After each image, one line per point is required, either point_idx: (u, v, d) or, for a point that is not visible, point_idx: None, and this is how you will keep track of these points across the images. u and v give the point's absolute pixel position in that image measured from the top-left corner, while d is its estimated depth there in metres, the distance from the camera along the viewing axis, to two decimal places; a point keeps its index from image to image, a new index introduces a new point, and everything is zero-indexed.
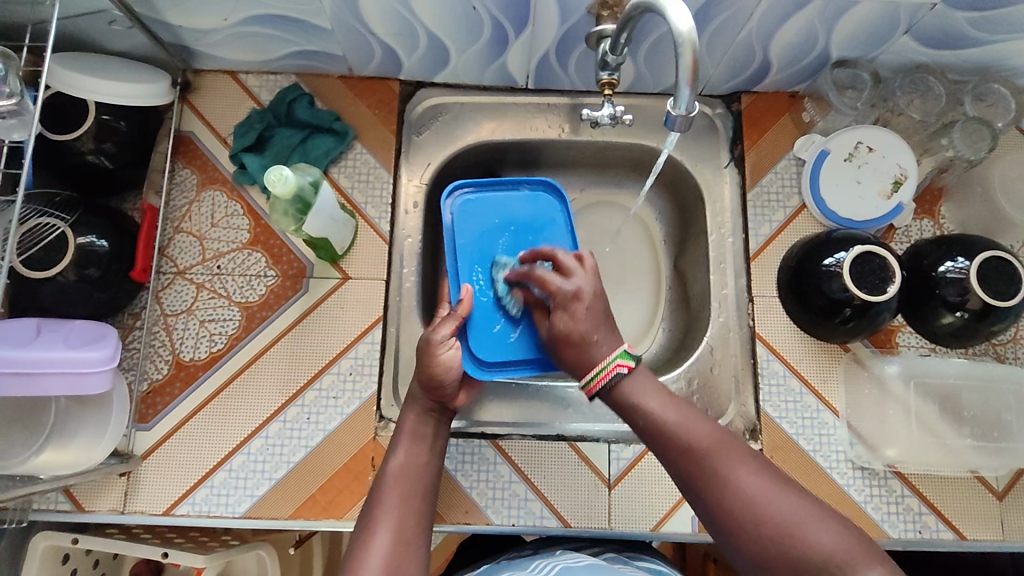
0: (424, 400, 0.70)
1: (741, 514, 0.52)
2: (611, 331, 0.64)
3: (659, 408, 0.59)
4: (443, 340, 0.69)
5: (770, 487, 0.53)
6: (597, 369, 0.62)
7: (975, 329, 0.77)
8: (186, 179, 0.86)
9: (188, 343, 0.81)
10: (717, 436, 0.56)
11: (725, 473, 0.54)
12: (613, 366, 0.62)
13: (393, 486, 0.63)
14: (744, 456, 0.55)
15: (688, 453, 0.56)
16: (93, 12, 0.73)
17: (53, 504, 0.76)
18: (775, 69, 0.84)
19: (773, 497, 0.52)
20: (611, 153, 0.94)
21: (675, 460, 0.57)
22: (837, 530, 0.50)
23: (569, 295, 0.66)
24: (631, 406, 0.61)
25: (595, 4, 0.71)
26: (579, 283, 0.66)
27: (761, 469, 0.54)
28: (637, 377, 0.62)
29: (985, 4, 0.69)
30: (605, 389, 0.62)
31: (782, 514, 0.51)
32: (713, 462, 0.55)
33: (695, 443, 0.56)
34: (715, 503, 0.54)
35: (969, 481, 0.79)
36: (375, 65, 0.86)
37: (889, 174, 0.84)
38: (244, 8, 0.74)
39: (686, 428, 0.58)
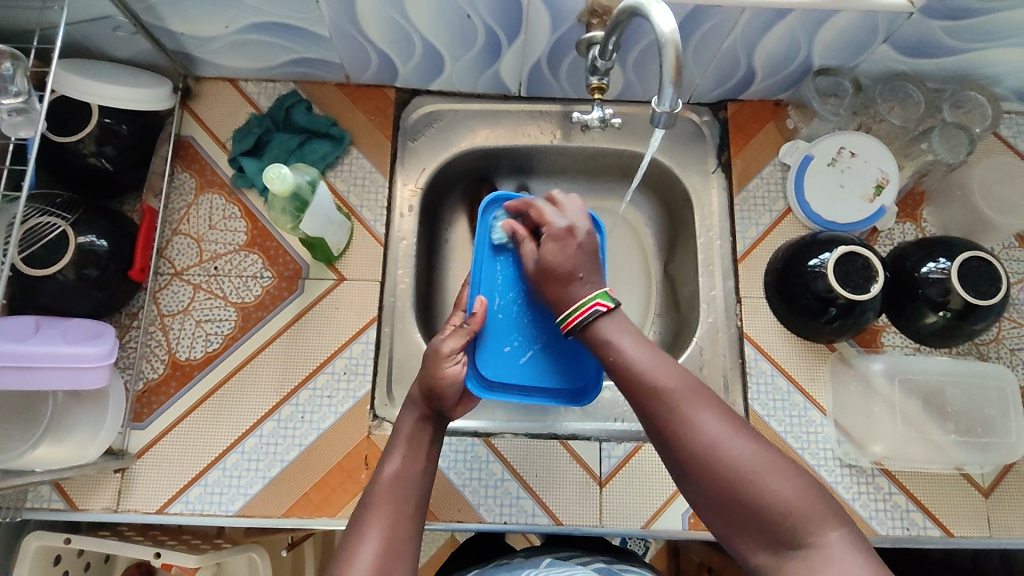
0: (423, 404, 0.68)
1: (705, 455, 0.53)
2: (595, 272, 0.65)
3: (627, 347, 0.59)
4: (452, 354, 0.67)
5: (734, 432, 0.54)
6: (576, 305, 0.62)
7: (958, 328, 0.79)
8: (185, 182, 0.88)
9: (184, 343, 0.82)
10: (684, 378, 0.57)
11: (690, 419, 0.54)
12: (592, 304, 0.61)
13: (386, 495, 0.61)
14: (710, 403, 0.55)
15: (654, 393, 0.56)
16: (98, 18, 0.75)
17: (46, 503, 0.76)
18: (760, 78, 0.87)
19: (736, 445, 0.53)
20: (602, 159, 0.96)
21: (640, 397, 0.57)
22: (797, 480, 0.52)
23: (562, 230, 0.67)
24: (602, 341, 0.60)
25: (585, 13, 0.73)
26: (573, 221, 0.68)
27: (727, 416, 0.55)
28: (614, 317, 0.61)
29: (959, 13, 0.72)
30: (581, 325, 0.62)
31: (744, 462, 0.52)
32: (679, 405, 0.55)
33: (661, 382, 0.56)
34: (679, 444, 0.54)
35: (955, 477, 0.81)
36: (372, 72, 0.89)
37: (872, 178, 0.87)
38: (246, 16, 0.77)
39: (655, 367, 0.57)
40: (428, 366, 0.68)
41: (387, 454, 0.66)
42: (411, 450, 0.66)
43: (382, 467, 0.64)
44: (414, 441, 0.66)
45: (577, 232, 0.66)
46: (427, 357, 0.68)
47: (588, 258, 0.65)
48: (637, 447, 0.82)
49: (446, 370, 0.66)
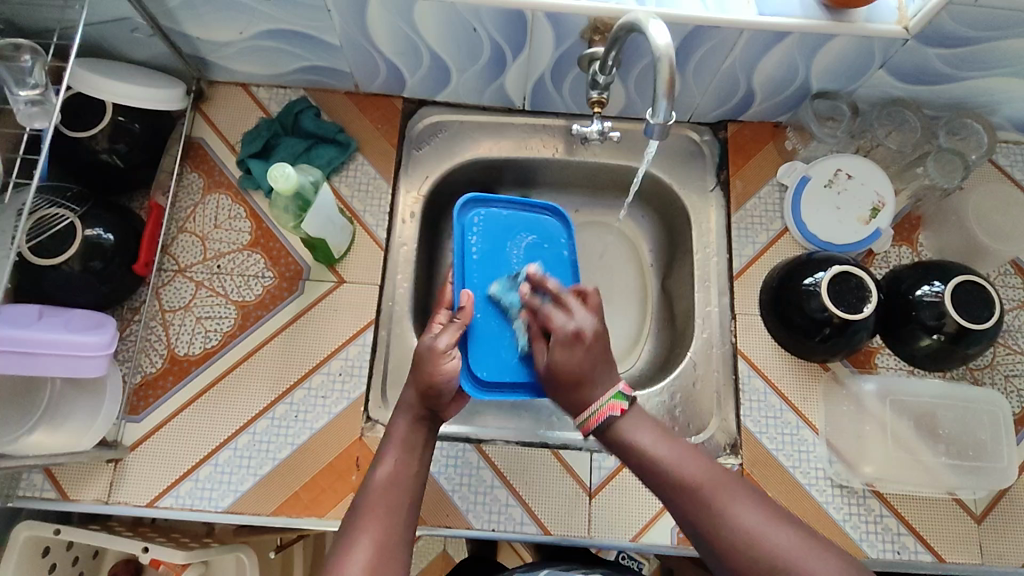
0: (415, 406, 0.67)
1: (747, 552, 0.54)
2: (605, 369, 0.64)
3: (652, 445, 0.60)
4: (448, 350, 0.67)
5: (770, 522, 0.55)
6: (592, 408, 0.62)
7: (951, 352, 0.79)
8: (193, 182, 0.90)
9: (184, 339, 0.84)
10: (713, 473, 0.58)
11: (722, 509, 0.56)
12: (606, 407, 0.61)
13: (379, 501, 0.61)
14: (739, 491, 0.57)
15: (686, 494, 0.57)
16: (117, 20, 0.78)
17: (38, 492, 0.77)
18: (759, 100, 0.89)
19: (771, 530, 0.55)
20: (603, 174, 0.97)
21: (670, 495, 0.59)
22: (833, 559, 0.53)
23: (570, 334, 0.65)
24: (626, 444, 0.61)
25: (588, 30, 0.76)
26: (582, 322, 0.66)
27: (761, 506, 0.56)
28: (629, 415, 0.62)
29: (954, 41, 0.74)
30: (600, 428, 0.62)
31: (783, 549, 0.54)
32: (711, 500, 0.56)
33: (692, 480, 0.58)
34: (720, 545, 0.55)
35: (947, 502, 0.80)
36: (380, 82, 0.91)
37: (868, 200, 0.88)
38: (259, 22, 0.79)
39: (681, 464, 0.59)
40: (424, 363, 0.67)
41: (381, 455, 0.65)
42: (407, 453, 0.65)
43: (374, 470, 0.64)
44: (409, 448, 0.66)
45: (586, 334, 0.64)
46: (422, 359, 0.68)
47: (604, 359, 0.64)
48: None
49: (444, 365, 0.67)
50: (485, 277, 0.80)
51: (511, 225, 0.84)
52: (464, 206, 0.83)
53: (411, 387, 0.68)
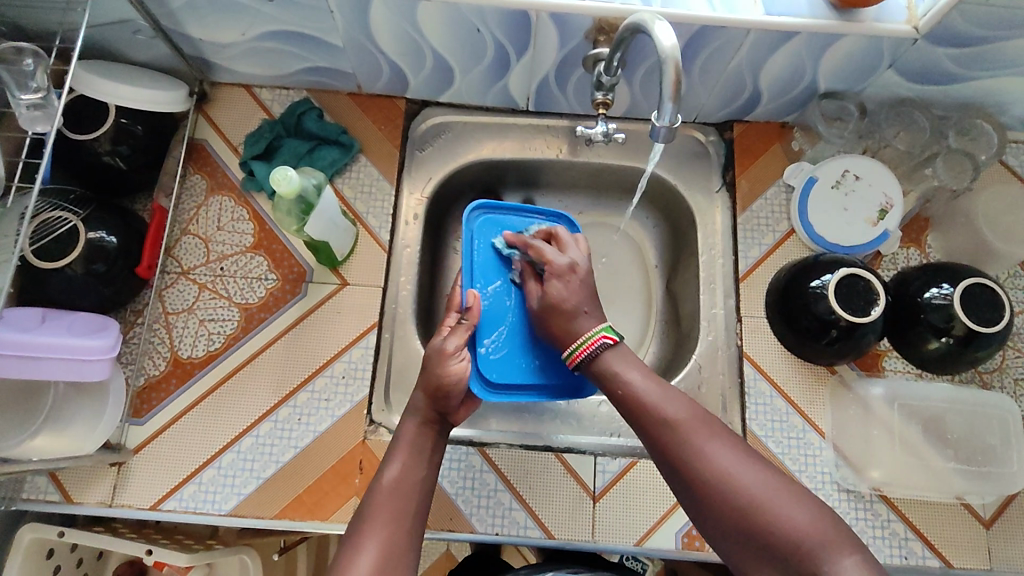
0: (426, 410, 0.67)
1: (714, 484, 0.54)
2: (598, 304, 0.70)
3: (638, 380, 0.63)
4: (455, 351, 0.68)
5: (743, 462, 0.55)
6: (582, 339, 0.66)
7: (960, 355, 0.78)
8: (196, 184, 0.89)
9: (187, 341, 0.83)
10: (692, 413, 0.59)
11: (697, 444, 0.56)
12: (598, 337, 0.66)
13: (386, 503, 0.60)
14: (718, 433, 0.57)
15: (666, 425, 0.59)
16: (120, 22, 0.77)
17: (42, 494, 0.77)
18: (766, 100, 0.88)
19: (743, 470, 0.54)
20: (607, 174, 0.97)
21: (652, 432, 0.59)
22: (806, 503, 0.52)
23: (565, 267, 0.71)
24: (610, 373, 0.64)
25: (592, 30, 0.75)
26: (573, 257, 0.73)
27: (737, 447, 0.56)
28: (618, 349, 0.66)
29: (965, 41, 0.73)
30: (588, 358, 0.66)
31: (752, 487, 0.53)
32: (688, 435, 0.57)
33: (671, 416, 0.59)
34: (689, 474, 0.56)
35: (955, 506, 0.80)
36: (383, 83, 0.91)
37: (876, 202, 0.87)
38: (262, 24, 0.79)
39: (664, 401, 0.60)
40: (431, 365, 0.68)
41: (389, 457, 0.65)
42: (414, 459, 0.65)
43: (382, 473, 0.64)
44: (416, 453, 0.65)
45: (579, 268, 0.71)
46: (429, 360, 0.69)
47: (595, 292, 0.70)
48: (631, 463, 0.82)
49: (450, 366, 0.67)
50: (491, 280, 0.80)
51: (519, 233, 0.83)
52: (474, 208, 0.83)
53: (421, 391, 0.68)
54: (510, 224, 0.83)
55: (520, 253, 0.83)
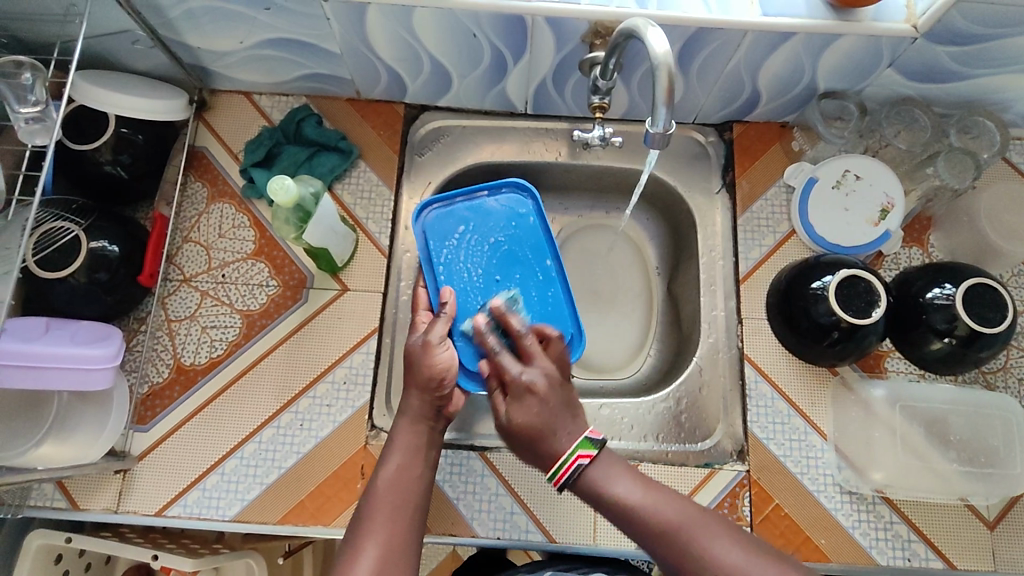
0: (419, 407, 0.66)
1: None
2: (570, 414, 0.61)
3: (628, 494, 0.59)
4: (441, 341, 0.67)
5: (753, 558, 0.54)
6: (559, 461, 0.59)
7: (963, 356, 0.78)
8: (197, 191, 0.90)
9: (189, 348, 0.84)
10: (688, 514, 0.57)
11: (702, 549, 0.55)
12: (575, 456, 0.59)
13: (384, 502, 0.61)
14: (719, 530, 0.56)
15: (665, 535, 0.56)
16: (119, 32, 0.78)
17: (49, 501, 0.78)
18: (765, 100, 0.87)
19: (753, 569, 0.54)
20: (607, 176, 0.97)
21: (653, 545, 0.57)
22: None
23: (523, 387, 0.62)
24: (599, 494, 0.59)
25: (589, 34, 0.75)
26: (533, 372, 0.62)
27: (739, 542, 0.56)
28: (598, 463, 0.60)
29: (964, 39, 0.73)
30: (572, 478, 0.60)
31: None
32: (690, 541, 0.56)
33: (669, 523, 0.57)
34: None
35: (959, 508, 0.79)
36: (381, 88, 0.91)
37: (877, 202, 0.87)
38: (260, 32, 0.79)
39: (656, 508, 0.58)
40: (417, 360, 0.67)
41: (384, 455, 0.65)
42: (410, 456, 0.65)
43: (379, 470, 0.64)
44: (413, 450, 0.65)
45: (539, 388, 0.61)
46: (415, 359, 0.67)
47: (565, 406, 0.61)
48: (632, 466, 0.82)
49: (438, 356, 0.66)
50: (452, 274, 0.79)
51: (471, 220, 0.82)
52: (425, 207, 0.81)
53: (414, 390, 0.67)
54: (464, 215, 0.82)
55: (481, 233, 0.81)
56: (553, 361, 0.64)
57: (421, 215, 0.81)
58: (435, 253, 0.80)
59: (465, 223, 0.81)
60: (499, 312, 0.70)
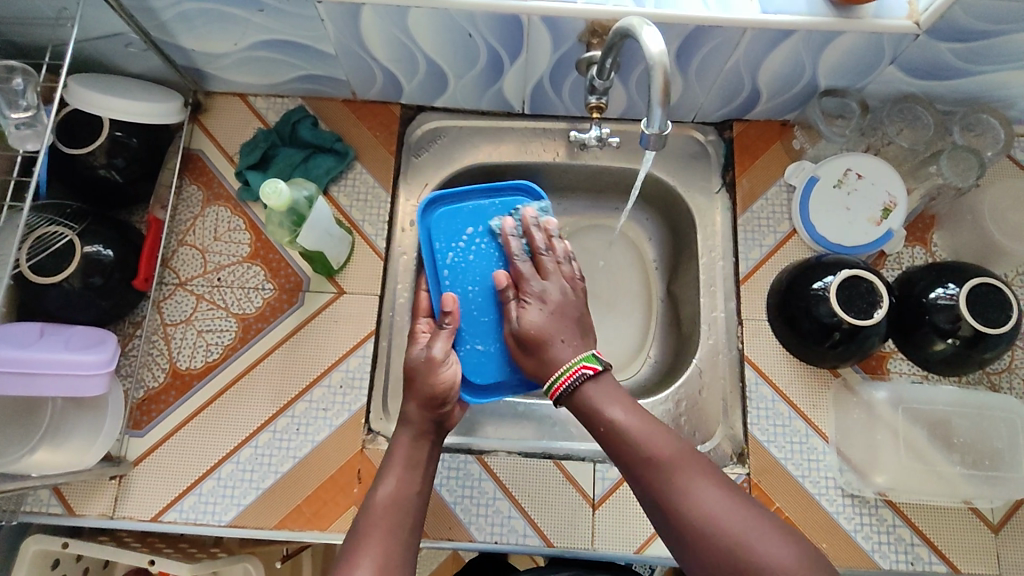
0: (419, 422, 0.66)
1: (699, 529, 0.52)
2: (578, 335, 0.65)
3: (623, 418, 0.59)
4: (443, 358, 0.68)
5: (729, 501, 0.53)
6: (560, 371, 0.62)
7: (967, 356, 0.76)
8: (192, 195, 0.89)
9: (185, 352, 0.84)
10: (679, 451, 0.56)
11: (682, 486, 0.54)
12: (577, 367, 0.62)
13: (382, 518, 0.59)
14: (706, 472, 0.55)
15: (649, 463, 0.56)
16: (112, 35, 0.77)
17: (44, 506, 0.77)
18: (765, 99, 0.86)
19: (729, 513, 0.52)
20: (605, 175, 0.96)
21: (637, 470, 0.57)
22: (793, 546, 0.51)
23: (537, 295, 0.69)
24: (592, 410, 0.60)
25: (585, 33, 0.74)
26: (550, 286, 0.69)
27: (723, 487, 0.54)
28: (602, 380, 0.62)
29: (968, 36, 0.71)
30: (569, 392, 0.62)
31: (735, 528, 0.52)
32: (672, 475, 0.55)
33: (657, 453, 0.56)
34: (674, 519, 0.54)
35: (963, 511, 0.78)
36: (377, 89, 0.90)
37: (879, 201, 0.85)
38: (254, 33, 0.79)
39: (648, 437, 0.57)
40: (420, 374, 0.67)
41: (382, 473, 0.63)
42: (409, 472, 0.63)
43: (376, 488, 0.62)
44: (411, 465, 0.64)
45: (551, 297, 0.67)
46: (417, 371, 0.68)
47: (576, 310, 0.67)
48: None
49: (442, 373, 0.67)
50: (457, 281, 0.77)
51: (478, 222, 0.79)
52: (431, 201, 0.80)
53: (413, 403, 0.66)
54: (470, 216, 0.79)
55: (486, 238, 0.78)
56: (572, 278, 0.70)
57: (429, 210, 0.80)
58: (441, 256, 0.78)
59: (473, 224, 0.79)
60: (529, 211, 0.74)
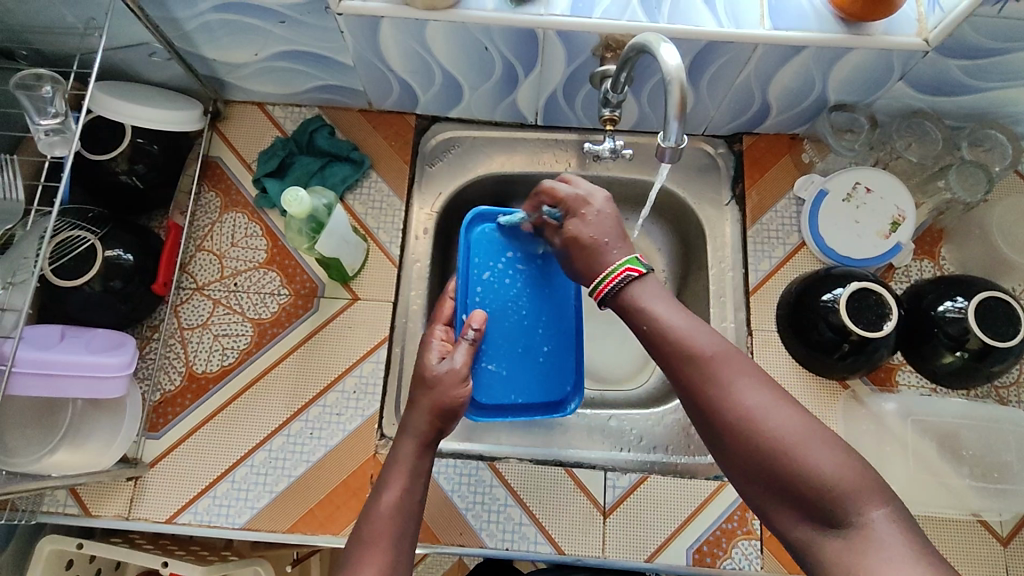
0: (426, 430, 0.65)
1: (744, 428, 0.51)
2: (623, 236, 0.64)
3: (663, 313, 0.58)
4: (463, 373, 0.68)
5: (774, 403, 0.51)
6: (607, 272, 0.62)
7: (975, 369, 0.77)
8: (210, 201, 0.91)
9: (202, 356, 0.85)
10: (722, 348, 0.55)
11: (727, 386, 0.53)
12: (622, 271, 0.61)
13: (383, 527, 0.58)
14: (749, 371, 0.54)
15: (691, 361, 0.55)
16: (136, 44, 0.79)
17: (61, 507, 0.78)
18: (775, 113, 0.88)
19: (775, 413, 0.51)
20: (617, 187, 0.97)
21: (678, 368, 0.56)
22: (839, 453, 0.49)
23: (578, 202, 0.67)
24: (635, 310, 0.59)
25: (599, 47, 0.76)
26: (588, 191, 0.67)
27: (767, 386, 0.53)
28: (646, 283, 0.60)
29: (977, 53, 0.73)
30: (612, 292, 0.61)
31: (784, 431, 0.50)
32: (716, 375, 0.54)
33: (700, 351, 0.55)
34: (716, 417, 0.53)
35: (971, 524, 0.79)
36: (393, 100, 0.92)
37: (887, 214, 0.87)
38: (275, 44, 0.80)
39: (692, 334, 0.56)
40: (436, 386, 0.67)
41: (384, 482, 0.62)
42: (412, 479, 0.62)
43: (380, 494, 0.61)
44: (415, 475, 0.63)
45: (594, 199, 0.65)
46: (438, 381, 0.67)
47: (612, 222, 0.64)
48: (642, 478, 0.81)
49: (457, 390, 0.66)
50: (484, 300, 0.80)
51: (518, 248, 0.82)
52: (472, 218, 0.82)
53: (422, 412, 0.66)
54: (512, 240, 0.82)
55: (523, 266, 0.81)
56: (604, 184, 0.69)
57: (471, 234, 0.81)
58: (477, 272, 0.81)
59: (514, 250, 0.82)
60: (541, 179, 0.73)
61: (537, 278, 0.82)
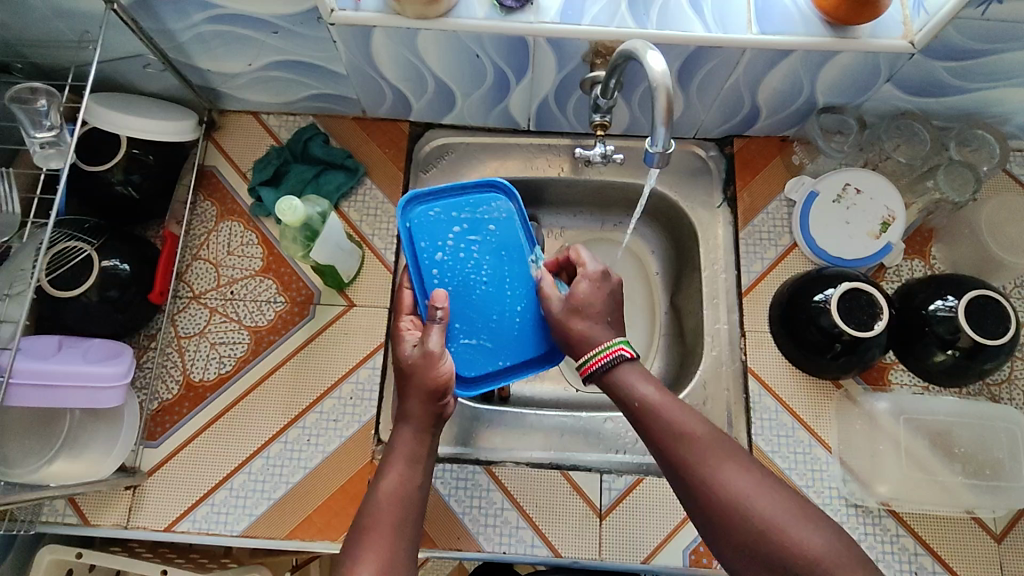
0: (420, 416, 0.64)
1: (731, 510, 0.54)
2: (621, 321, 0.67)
3: (650, 395, 0.61)
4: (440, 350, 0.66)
5: (758, 483, 0.55)
6: (598, 350, 0.63)
7: (967, 367, 0.78)
8: (206, 210, 0.92)
9: (199, 364, 0.85)
10: (705, 428, 0.58)
11: (713, 470, 0.56)
12: (615, 349, 0.63)
13: (386, 513, 0.59)
14: (732, 454, 0.57)
15: (679, 442, 0.58)
16: (131, 56, 0.80)
17: (60, 517, 0.79)
18: (764, 115, 0.89)
19: (762, 494, 0.55)
20: (610, 191, 0.98)
21: (666, 447, 0.58)
22: (823, 530, 0.53)
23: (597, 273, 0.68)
24: (624, 389, 0.62)
25: (589, 54, 0.76)
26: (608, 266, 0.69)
27: (750, 468, 0.56)
28: (634, 363, 0.63)
29: (962, 55, 0.74)
30: (602, 371, 0.63)
31: (772, 513, 0.54)
32: (702, 456, 0.57)
33: (687, 433, 0.58)
34: (704, 498, 0.56)
35: (966, 521, 0.79)
36: (386, 107, 0.92)
37: (878, 215, 0.87)
38: (268, 54, 0.81)
39: (678, 415, 0.59)
40: (418, 373, 0.65)
41: (384, 466, 0.63)
42: (410, 467, 0.63)
43: (380, 480, 0.62)
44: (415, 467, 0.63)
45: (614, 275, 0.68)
46: (415, 368, 0.65)
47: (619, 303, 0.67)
48: (637, 480, 0.82)
49: (441, 367, 0.65)
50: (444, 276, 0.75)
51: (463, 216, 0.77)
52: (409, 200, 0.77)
53: (412, 398, 0.65)
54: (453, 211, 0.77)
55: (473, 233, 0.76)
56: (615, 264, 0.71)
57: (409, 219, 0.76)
58: (427, 254, 0.75)
59: (461, 223, 0.77)
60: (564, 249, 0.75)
61: (493, 243, 0.77)
